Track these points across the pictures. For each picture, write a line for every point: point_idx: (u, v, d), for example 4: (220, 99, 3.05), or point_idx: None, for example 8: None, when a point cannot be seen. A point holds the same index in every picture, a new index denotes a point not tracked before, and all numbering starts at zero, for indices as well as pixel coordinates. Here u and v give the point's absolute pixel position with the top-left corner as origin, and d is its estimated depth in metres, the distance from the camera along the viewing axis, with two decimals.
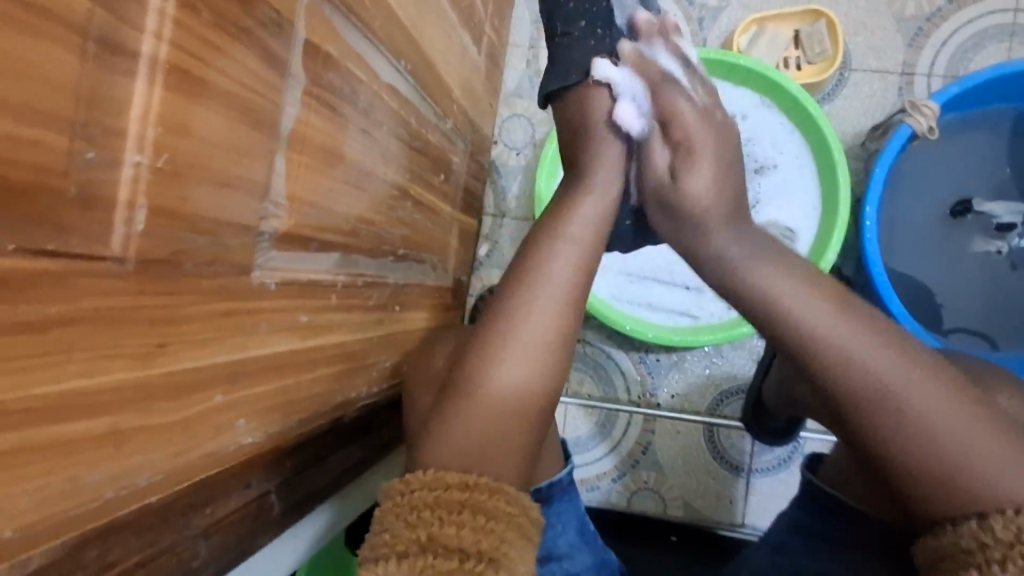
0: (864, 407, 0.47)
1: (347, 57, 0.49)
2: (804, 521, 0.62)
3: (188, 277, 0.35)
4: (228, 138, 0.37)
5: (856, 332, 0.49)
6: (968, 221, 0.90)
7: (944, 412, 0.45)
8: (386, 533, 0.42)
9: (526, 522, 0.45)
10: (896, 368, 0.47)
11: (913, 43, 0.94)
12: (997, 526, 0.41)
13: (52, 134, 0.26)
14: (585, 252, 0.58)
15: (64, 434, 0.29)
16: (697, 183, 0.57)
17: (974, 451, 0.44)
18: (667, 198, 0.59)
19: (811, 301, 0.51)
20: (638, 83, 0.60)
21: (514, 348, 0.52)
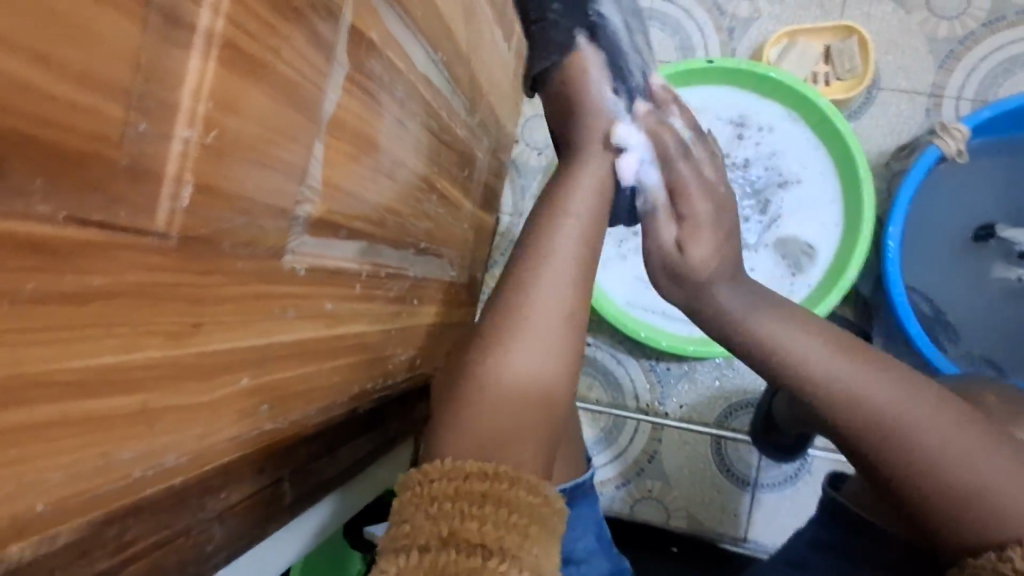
0: (878, 446, 0.48)
1: (389, 44, 0.49)
2: (822, 534, 0.62)
3: (225, 256, 0.35)
4: (272, 118, 0.36)
5: (861, 368, 0.50)
6: (988, 246, 0.90)
7: (955, 442, 0.46)
8: (407, 524, 0.41)
9: (552, 515, 0.43)
10: (904, 404, 0.48)
11: (943, 65, 0.93)
12: (1015, 557, 0.41)
13: (108, 103, 0.25)
14: (585, 234, 0.58)
15: (99, 409, 0.28)
16: (700, 251, 0.60)
17: (986, 479, 0.44)
18: (675, 266, 0.61)
19: (818, 341, 0.53)
20: (648, 150, 0.64)
21: (533, 331, 0.52)
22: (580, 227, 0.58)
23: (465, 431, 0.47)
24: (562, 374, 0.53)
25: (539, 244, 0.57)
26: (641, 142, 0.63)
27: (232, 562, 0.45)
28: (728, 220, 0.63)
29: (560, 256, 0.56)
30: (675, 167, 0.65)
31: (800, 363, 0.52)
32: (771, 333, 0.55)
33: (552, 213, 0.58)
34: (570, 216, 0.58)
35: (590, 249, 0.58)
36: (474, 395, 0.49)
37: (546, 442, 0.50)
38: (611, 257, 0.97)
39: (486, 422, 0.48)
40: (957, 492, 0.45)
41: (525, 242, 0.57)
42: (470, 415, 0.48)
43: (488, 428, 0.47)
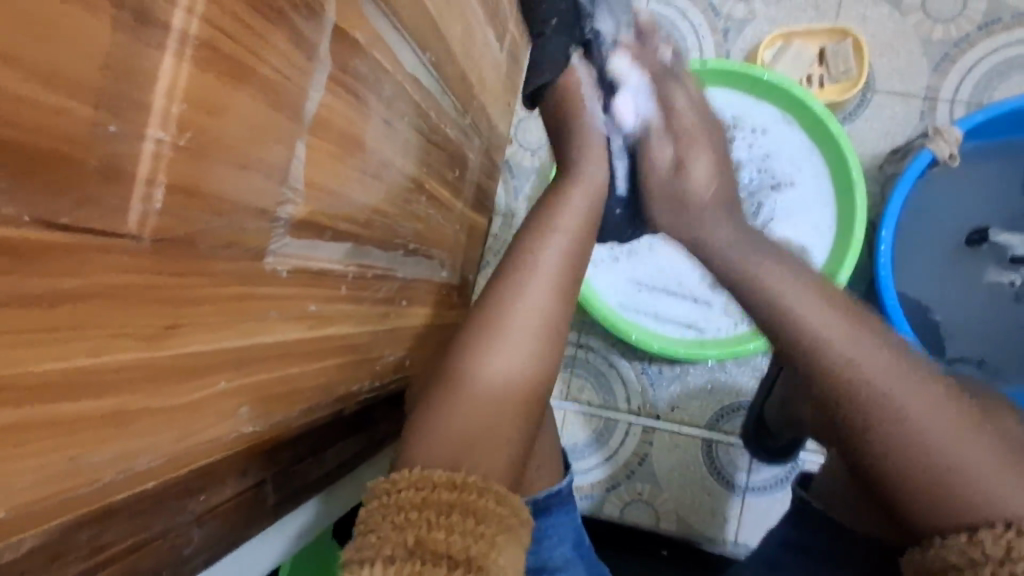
0: (862, 414, 0.46)
1: (375, 44, 0.48)
2: (793, 535, 0.61)
3: (203, 258, 0.34)
4: (252, 119, 0.36)
5: (853, 331, 0.49)
6: (982, 250, 0.89)
7: (941, 421, 0.44)
8: (372, 534, 0.40)
9: (517, 527, 0.43)
10: (891, 373, 0.46)
11: (938, 68, 0.93)
12: (986, 541, 0.39)
13: (76, 103, 0.25)
14: (570, 246, 0.59)
15: (67, 413, 0.28)
16: (699, 173, 0.64)
17: (967, 459, 0.42)
18: (671, 189, 0.65)
19: (817, 302, 0.51)
20: (640, 79, 0.67)
21: (512, 333, 0.53)
22: (564, 237, 0.59)
23: (440, 433, 0.48)
24: (539, 377, 0.54)
25: (528, 250, 0.58)
26: (632, 74, 0.67)
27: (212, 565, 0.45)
28: (718, 143, 0.67)
29: (546, 256, 0.57)
30: (672, 90, 0.67)
31: (794, 325, 0.51)
32: (774, 288, 0.53)
33: (540, 224, 0.59)
34: (555, 227, 0.59)
35: (574, 262, 0.59)
36: (455, 397, 0.50)
37: (519, 445, 0.50)
38: (602, 260, 0.96)
39: (460, 423, 0.48)
40: (936, 469, 0.43)
41: (513, 248, 0.59)
42: (452, 417, 0.49)
43: (462, 429, 0.48)
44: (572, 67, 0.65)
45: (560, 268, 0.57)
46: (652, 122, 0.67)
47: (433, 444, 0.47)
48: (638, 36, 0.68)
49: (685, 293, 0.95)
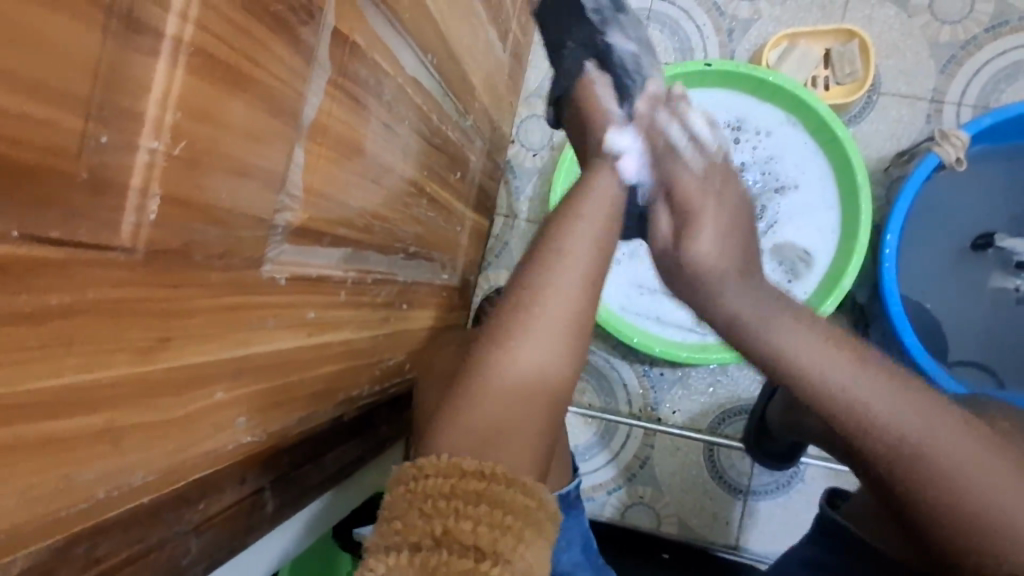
0: (875, 454, 0.43)
1: (375, 47, 0.47)
2: (823, 557, 0.59)
3: (198, 269, 0.34)
4: (250, 126, 0.35)
5: (868, 373, 0.44)
6: (987, 255, 0.89)
7: (963, 454, 0.41)
8: (398, 521, 0.39)
9: (546, 519, 0.42)
10: (918, 421, 0.42)
11: (944, 70, 0.92)
12: None
13: (64, 115, 0.24)
14: (601, 240, 0.56)
15: (60, 430, 0.27)
16: (702, 245, 0.55)
17: (1006, 507, 0.40)
18: (673, 263, 0.57)
19: (825, 345, 0.46)
20: (644, 150, 0.62)
21: (541, 326, 0.51)
22: (596, 234, 0.56)
23: (456, 425, 0.47)
24: (561, 378, 0.51)
25: (552, 241, 0.54)
26: (636, 145, 0.61)
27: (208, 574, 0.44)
28: (740, 217, 0.58)
29: (573, 247, 0.54)
30: (678, 166, 0.61)
31: (793, 361, 0.47)
32: (759, 324, 0.50)
33: (570, 215, 0.56)
34: (583, 216, 0.56)
35: (605, 256, 0.56)
36: (480, 391, 0.48)
37: (538, 448, 0.49)
38: None
39: (477, 418, 0.47)
40: (954, 502, 0.40)
41: (541, 239, 0.55)
42: (474, 413, 0.47)
43: (481, 424, 0.47)
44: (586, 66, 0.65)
45: (591, 257, 0.55)
46: (656, 193, 0.61)
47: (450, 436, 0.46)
48: (653, 112, 0.64)
49: None
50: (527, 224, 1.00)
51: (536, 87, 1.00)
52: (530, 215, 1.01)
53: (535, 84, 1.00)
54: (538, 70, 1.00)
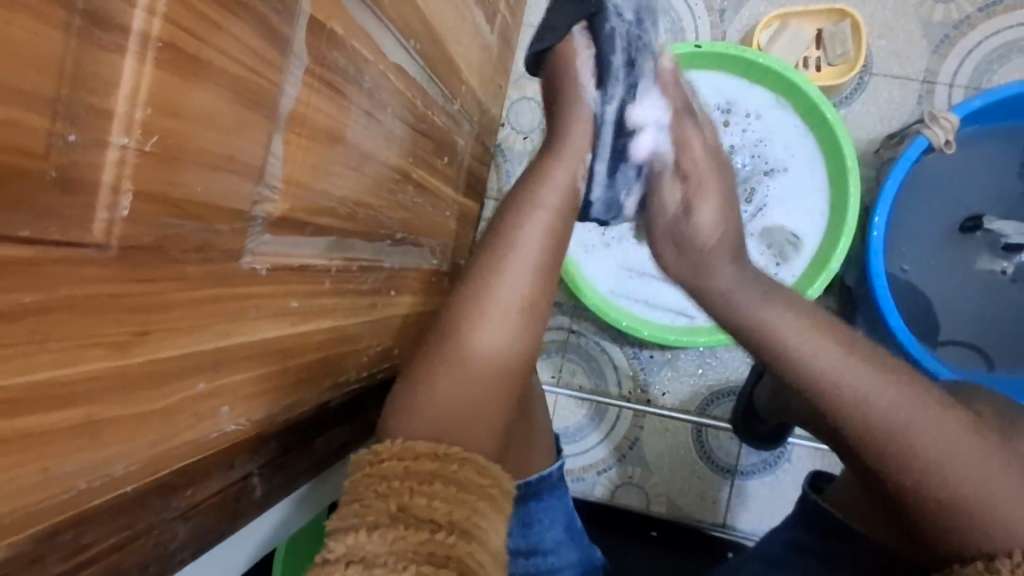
0: (880, 451, 0.46)
1: (354, 34, 0.47)
2: (799, 536, 0.61)
3: (174, 263, 0.34)
4: (225, 119, 0.35)
5: (847, 358, 0.49)
6: (975, 237, 0.89)
7: (952, 444, 0.44)
8: (357, 503, 0.40)
9: (500, 495, 0.44)
10: (901, 402, 0.46)
11: (937, 50, 0.91)
12: (1006, 569, 0.40)
13: (31, 115, 0.24)
14: (552, 224, 0.59)
15: (39, 425, 0.28)
16: (706, 212, 0.62)
17: (983, 485, 0.43)
18: (679, 229, 0.63)
19: (809, 332, 0.51)
20: (664, 113, 0.66)
21: (498, 315, 0.54)
22: (548, 217, 0.59)
23: (428, 411, 0.48)
24: (519, 367, 0.55)
25: (500, 240, 0.57)
26: (658, 117, 0.65)
27: (195, 559, 0.45)
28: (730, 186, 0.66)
29: (528, 236, 0.58)
30: (688, 128, 0.66)
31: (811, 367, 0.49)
32: (782, 326, 0.52)
33: (525, 206, 0.59)
34: (540, 206, 0.59)
35: (554, 241, 0.59)
36: (445, 365, 0.51)
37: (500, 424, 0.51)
38: (594, 245, 0.96)
39: (446, 399, 0.49)
40: (929, 475, 0.44)
41: (489, 234, 0.58)
42: (437, 394, 0.50)
43: (447, 405, 0.49)
44: (574, 31, 0.62)
45: (543, 248, 0.58)
46: (665, 164, 0.66)
47: (414, 421, 0.48)
48: (665, 84, 0.66)
49: None
50: None
51: (526, 68, 1.00)
52: None
53: (524, 66, 1.00)
54: (527, 52, 1.00)
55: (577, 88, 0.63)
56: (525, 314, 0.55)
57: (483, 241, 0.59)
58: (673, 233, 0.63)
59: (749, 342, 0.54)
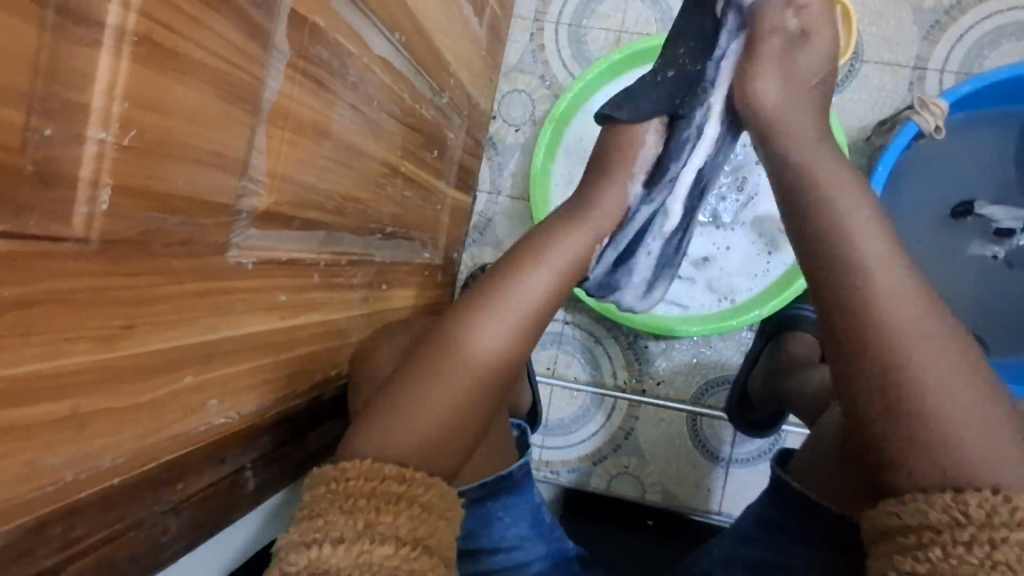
0: (885, 348, 0.42)
1: (337, 27, 0.47)
2: (768, 512, 0.60)
3: (158, 257, 0.34)
4: (206, 113, 0.35)
5: (892, 260, 0.45)
6: (968, 222, 0.89)
7: (962, 387, 0.40)
8: (320, 519, 0.40)
9: (456, 517, 0.45)
10: (923, 321, 0.42)
11: (928, 36, 0.91)
12: (971, 502, 0.35)
13: (7, 110, 0.24)
14: (554, 287, 0.57)
15: (23, 418, 0.28)
16: (817, 49, 0.56)
17: (975, 430, 0.39)
18: (789, 56, 0.56)
19: (859, 223, 0.47)
20: None
21: (490, 333, 0.53)
22: (584, 242, 0.60)
23: (409, 420, 0.49)
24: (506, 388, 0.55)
25: (503, 286, 0.55)
26: None
27: (189, 551, 0.46)
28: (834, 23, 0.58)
29: (556, 261, 0.58)
30: None
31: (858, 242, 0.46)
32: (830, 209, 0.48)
33: (530, 258, 0.57)
34: (541, 262, 0.57)
35: (552, 299, 0.57)
36: (449, 364, 0.51)
37: (467, 445, 0.52)
38: None
39: (429, 414, 0.49)
40: (924, 395, 0.40)
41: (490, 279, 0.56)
42: (434, 398, 0.50)
43: (437, 415, 0.49)
44: (650, 122, 0.61)
45: (562, 278, 0.58)
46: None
47: (392, 432, 0.48)
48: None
49: None
50: (511, 200, 1.00)
51: (517, 61, 0.99)
52: (512, 191, 1.00)
53: (515, 58, 0.99)
54: (518, 44, 0.99)
55: (627, 174, 0.62)
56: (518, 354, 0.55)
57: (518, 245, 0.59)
58: (785, 61, 0.56)
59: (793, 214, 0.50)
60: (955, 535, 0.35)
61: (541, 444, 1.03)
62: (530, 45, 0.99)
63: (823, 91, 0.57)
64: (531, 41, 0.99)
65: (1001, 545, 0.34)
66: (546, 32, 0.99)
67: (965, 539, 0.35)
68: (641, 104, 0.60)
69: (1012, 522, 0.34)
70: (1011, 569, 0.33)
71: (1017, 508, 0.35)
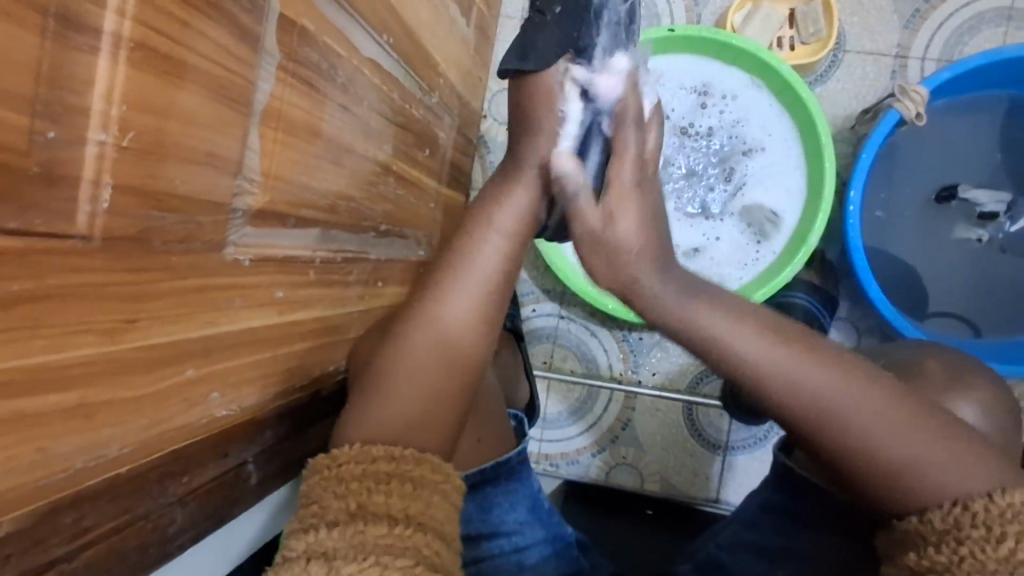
0: (817, 432, 0.47)
1: (325, 30, 0.49)
2: (774, 499, 0.62)
3: (159, 254, 0.36)
4: (201, 116, 0.37)
5: (781, 349, 0.48)
6: (952, 206, 0.91)
7: (892, 430, 0.45)
8: (315, 504, 0.42)
9: (452, 490, 0.46)
10: (832, 386, 0.46)
11: (908, 25, 0.93)
12: (936, 518, 0.42)
13: (12, 114, 0.26)
14: (511, 248, 0.58)
15: (33, 407, 0.30)
16: (626, 226, 0.56)
17: (920, 457, 0.44)
18: (599, 240, 0.56)
19: (742, 325, 0.50)
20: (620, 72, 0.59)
21: (459, 293, 0.55)
22: (507, 241, 0.58)
23: (390, 401, 0.51)
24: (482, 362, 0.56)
25: (459, 254, 0.57)
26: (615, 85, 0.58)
27: (196, 543, 0.47)
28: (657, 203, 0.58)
29: (483, 258, 0.57)
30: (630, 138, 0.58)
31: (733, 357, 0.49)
32: (714, 323, 0.51)
33: (481, 222, 0.58)
34: (493, 227, 0.58)
35: (512, 262, 0.58)
36: (421, 345, 0.53)
37: (454, 425, 0.52)
38: None
39: (406, 385, 0.51)
40: (863, 446, 0.45)
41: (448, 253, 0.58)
42: (407, 385, 0.51)
43: (417, 397, 0.51)
44: (557, 64, 0.57)
45: (499, 267, 0.57)
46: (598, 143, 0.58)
47: (376, 411, 0.50)
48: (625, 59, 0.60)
49: None
50: None
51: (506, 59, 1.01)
52: None
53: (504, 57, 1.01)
54: (507, 43, 1.01)
55: (558, 122, 0.58)
56: (486, 324, 0.56)
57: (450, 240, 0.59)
58: (598, 240, 0.56)
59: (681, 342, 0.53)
60: (928, 541, 0.42)
61: (540, 436, 1.04)
62: None
63: (651, 253, 0.56)
64: None
65: (968, 541, 0.40)
66: None
67: (935, 543, 0.41)
68: (545, 50, 0.56)
69: (975, 522, 0.40)
70: (977, 559, 0.39)
71: (977, 511, 0.40)
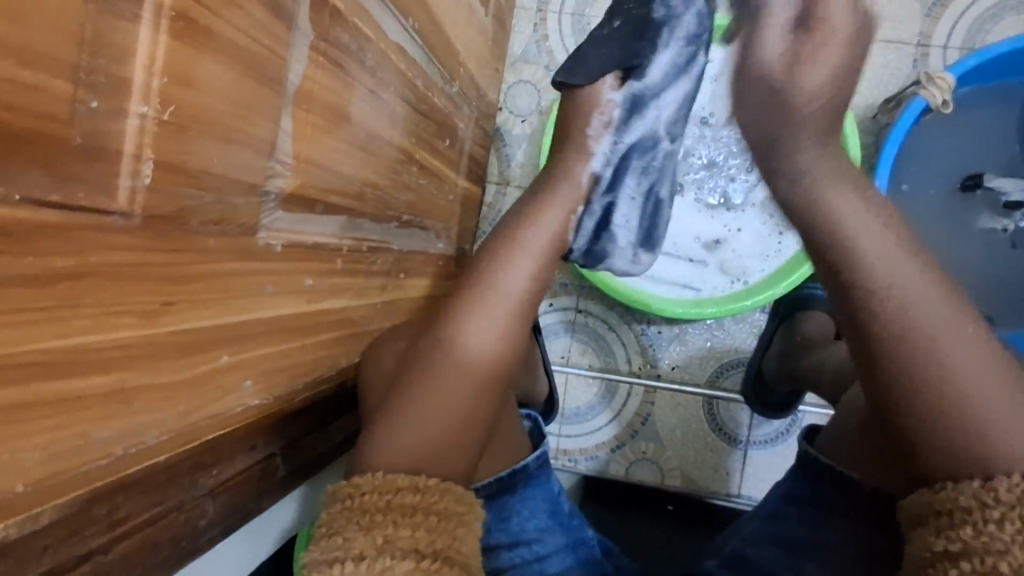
0: (887, 349, 0.43)
1: (355, 12, 0.47)
2: (796, 489, 0.58)
3: (195, 234, 0.35)
4: (237, 92, 0.36)
5: (893, 249, 0.45)
6: (976, 196, 0.90)
7: (968, 368, 0.40)
8: (339, 537, 0.41)
9: (473, 521, 0.45)
10: (923, 304, 0.43)
11: (930, 12, 0.91)
12: (1002, 487, 0.36)
13: (56, 80, 0.25)
14: (538, 271, 0.58)
15: (74, 389, 0.29)
16: (810, 80, 0.51)
17: (988, 405, 0.39)
18: (773, 88, 0.52)
19: (861, 216, 0.47)
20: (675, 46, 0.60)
21: (486, 314, 0.54)
22: (533, 260, 0.58)
23: (417, 418, 0.49)
24: (504, 380, 0.54)
25: (486, 274, 0.56)
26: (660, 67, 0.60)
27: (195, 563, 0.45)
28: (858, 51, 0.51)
29: (509, 276, 0.56)
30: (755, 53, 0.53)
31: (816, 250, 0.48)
32: (829, 205, 0.48)
33: (509, 243, 0.58)
34: (524, 245, 0.58)
35: (538, 282, 0.58)
36: (446, 367, 0.52)
37: (476, 445, 0.51)
38: None
39: (439, 406, 0.50)
40: (932, 377, 0.41)
41: (474, 268, 0.57)
42: (431, 403, 0.50)
43: (448, 415, 0.50)
44: (603, 78, 0.59)
45: (523, 287, 0.57)
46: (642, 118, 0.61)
47: (409, 432, 0.49)
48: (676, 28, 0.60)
49: (681, 253, 0.94)
50: (519, 190, 1.01)
51: (522, 51, 1.00)
52: (521, 181, 1.01)
53: (520, 49, 1.00)
54: (523, 35, 1.00)
55: (598, 114, 0.60)
56: (512, 344, 0.55)
57: (477, 254, 0.58)
58: (770, 90, 0.52)
59: (792, 210, 0.50)
60: (987, 516, 0.36)
61: (558, 432, 1.03)
62: (534, 35, 1.00)
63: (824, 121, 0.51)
64: (535, 31, 0.99)
65: None
66: (549, 22, 0.99)
67: (995, 518, 0.35)
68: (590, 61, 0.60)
69: None
70: None
71: None
